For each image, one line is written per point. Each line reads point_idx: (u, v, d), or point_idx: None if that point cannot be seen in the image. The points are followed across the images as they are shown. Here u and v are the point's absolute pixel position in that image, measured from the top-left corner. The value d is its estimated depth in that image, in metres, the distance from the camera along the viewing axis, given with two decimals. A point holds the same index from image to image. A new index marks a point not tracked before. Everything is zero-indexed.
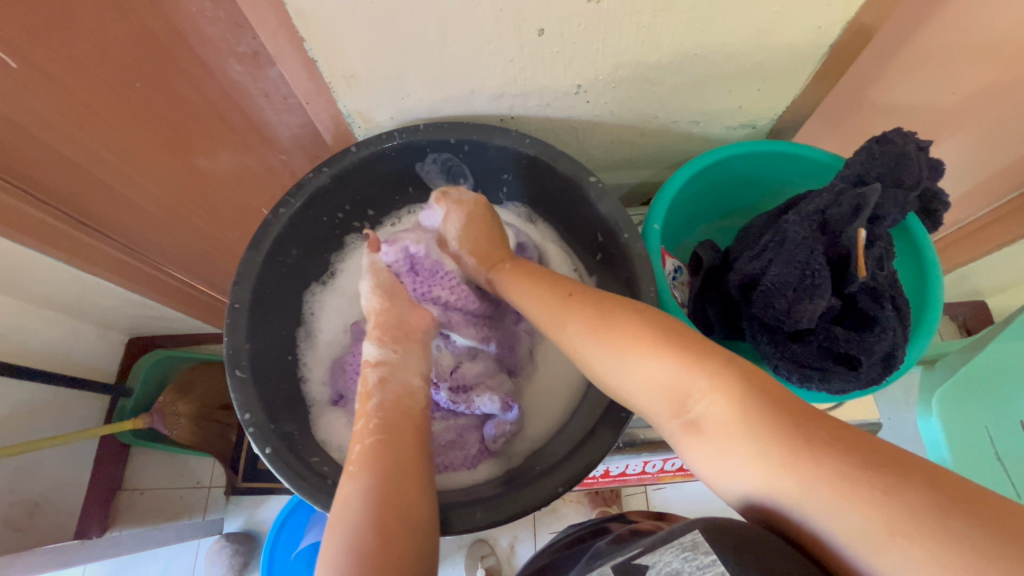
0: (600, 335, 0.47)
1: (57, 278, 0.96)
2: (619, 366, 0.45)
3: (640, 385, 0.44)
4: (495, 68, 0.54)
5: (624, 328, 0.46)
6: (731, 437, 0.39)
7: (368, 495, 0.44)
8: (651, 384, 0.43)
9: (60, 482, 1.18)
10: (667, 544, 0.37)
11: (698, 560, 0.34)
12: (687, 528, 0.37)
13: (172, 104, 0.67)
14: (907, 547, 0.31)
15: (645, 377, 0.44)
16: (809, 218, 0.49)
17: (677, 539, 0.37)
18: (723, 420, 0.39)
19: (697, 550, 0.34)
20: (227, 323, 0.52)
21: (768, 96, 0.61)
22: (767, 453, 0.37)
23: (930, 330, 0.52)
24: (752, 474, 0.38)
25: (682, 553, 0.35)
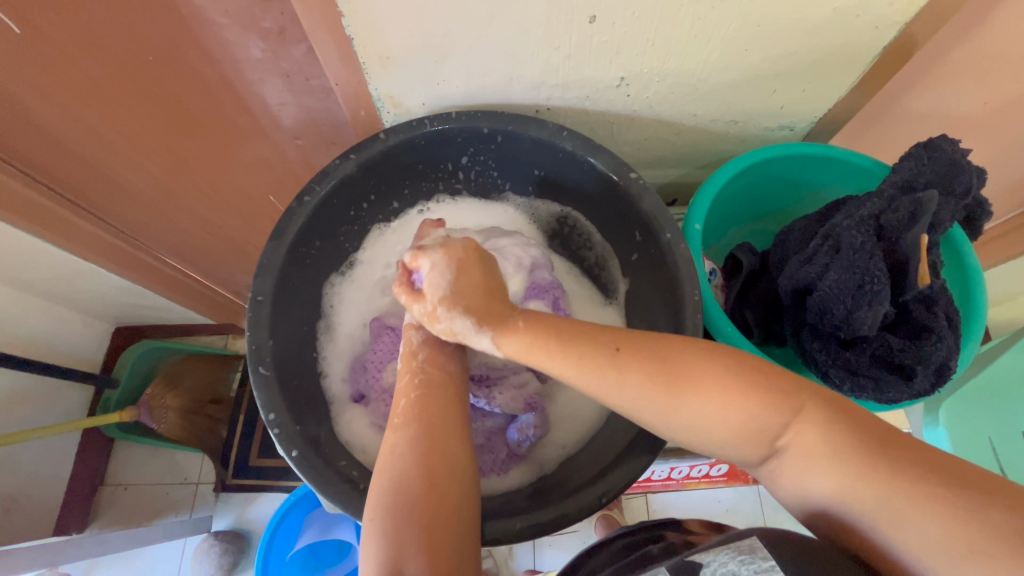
0: (667, 391, 0.41)
1: (45, 263, 0.91)
2: (695, 418, 0.41)
3: (721, 428, 0.41)
4: (538, 56, 0.51)
5: (690, 375, 0.41)
6: (814, 462, 0.38)
7: (414, 447, 0.43)
8: (729, 426, 0.40)
9: (39, 477, 1.12)
10: (722, 546, 0.38)
11: (756, 564, 0.35)
12: (744, 535, 0.38)
13: (184, 80, 0.63)
14: (984, 564, 0.32)
15: (719, 423, 0.40)
16: (864, 223, 0.47)
17: (733, 543, 0.38)
18: (808, 448, 0.39)
19: (754, 554, 0.36)
20: (250, 316, 0.49)
21: (811, 98, 0.60)
22: (844, 472, 0.37)
23: (975, 338, 0.52)
24: (829, 486, 0.38)
25: (739, 556, 0.36)
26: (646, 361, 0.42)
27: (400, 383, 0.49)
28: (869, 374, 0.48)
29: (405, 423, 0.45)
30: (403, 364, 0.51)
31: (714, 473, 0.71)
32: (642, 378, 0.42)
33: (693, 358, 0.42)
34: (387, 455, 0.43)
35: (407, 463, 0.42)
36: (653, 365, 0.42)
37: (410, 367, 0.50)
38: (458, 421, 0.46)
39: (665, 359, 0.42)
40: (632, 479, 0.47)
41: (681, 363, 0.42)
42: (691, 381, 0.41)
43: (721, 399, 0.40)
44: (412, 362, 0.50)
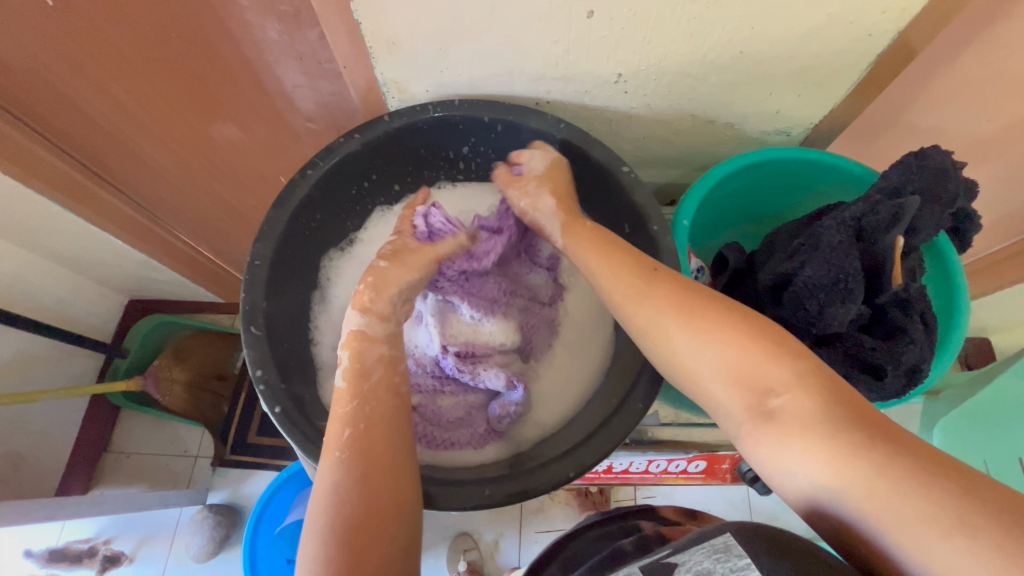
0: (684, 323, 0.46)
1: (65, 230, 0.94)
2: (695, 350, 0.45)
3: (718, 379, 0.43)
4: (539, 48, 0.53)
5: (706, 312, 0.45)
6: (804, 429, 0.39)
7: (348, 482, 0.43)
8: (723, 367, 0.43)
9: (46, 438, 1.16)
10: (697, 545, 0.38)
11: (732, 561, 0.35)
12: (718, 532, 0.38)
13: (205, 58, 0.66)
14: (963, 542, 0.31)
15: (719, 364, 0.43)
16: (845, 224, 0.48)
17: (708, 542, 0.38)
18: (798, 411, 0.39)
19: (730, 552, 0.36)
20: (247, 278, 0.51)
21: (807, 102, 0.61)
22: (837, 444, 0.37)
23: (952, 350, 0.53)
24: (818, 464, 0.37)
25: (713, 555, 0.36)
26: (669, 287, 0.49)
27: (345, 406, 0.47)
28: (840, 372, 0.49)
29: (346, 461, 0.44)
30: (352, 385, 0.49)
31: (693, 469, 0.72)
32: (666, 298, 0.48)
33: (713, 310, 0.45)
34: (325, 488, 0.43)
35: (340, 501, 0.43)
36: (678, 298, 0.47)
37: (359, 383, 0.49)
38: (396, 453, 0.46)
39: (688, 299, 0.47)
40: (603, 454, 0.49)
41: (702, 308, 0.46)
42: (710, 317, 0.45)
43: (730, 346, 0.43)
44: (362, 384, 0.49)
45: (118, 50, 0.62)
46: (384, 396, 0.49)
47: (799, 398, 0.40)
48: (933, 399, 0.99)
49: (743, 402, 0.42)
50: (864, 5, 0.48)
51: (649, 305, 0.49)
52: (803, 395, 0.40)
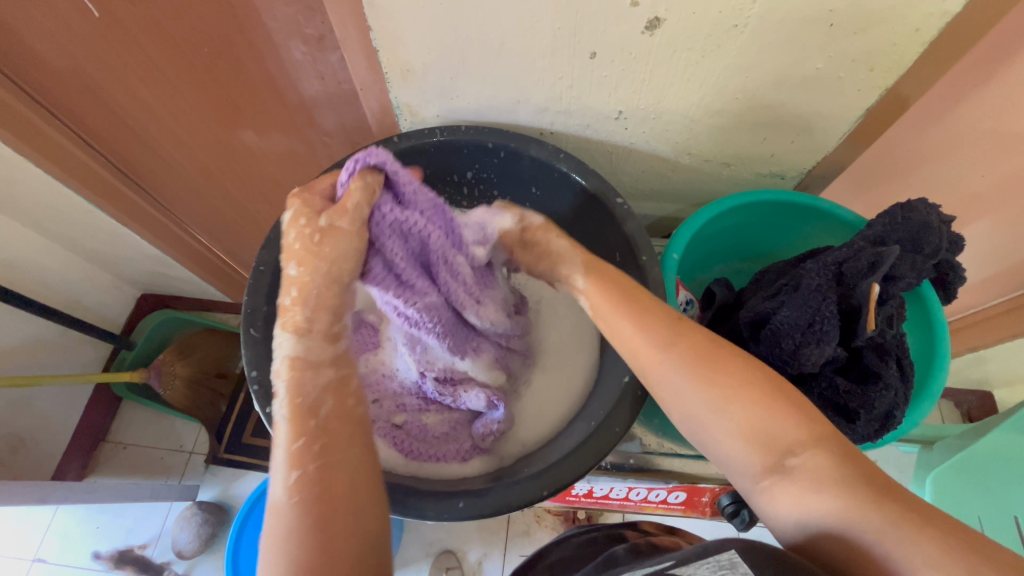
0: (706, 382, 0.43)
1: (87, 224, 0.99)
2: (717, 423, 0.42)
3: (738, 438, 0.41)
4: (543, 83, 0.56)
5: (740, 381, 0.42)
6: (820, 487, 0.37)
7: (304, 529, 0.38)
8: (746, 430, 0.40)
9: (48, 422, 1.19)
10: (700, 561, 0.35)
11: None
12: (724, 548, 0.35)
13: (233, 72, 0.70)
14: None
15: (743, 428, 0.41)
16: (826, 268, 0.50)
17: (712, 557, 0.35)
18: (818, 472, 0.38)
19: (733, 570, 0.33)
20: (251, 282, 0.54)
21: (800, 148, 0.63)
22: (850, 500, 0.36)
23: (931, 398, 0.53)
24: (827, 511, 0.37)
25: (718, 572, 0.33)
26: (692, 353, 0.44)
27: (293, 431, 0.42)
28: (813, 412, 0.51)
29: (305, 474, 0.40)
30: (296, 416, 0.43)
31: (672, 499, 0.73)
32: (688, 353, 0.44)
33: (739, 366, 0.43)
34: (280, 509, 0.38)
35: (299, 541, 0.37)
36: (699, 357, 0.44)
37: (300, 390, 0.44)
38: (362, 491, 0.41)
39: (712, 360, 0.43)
40: (583, 472, 0.50)
41: (722, 367, 0.43)
42: (737, 385, 0.42)
43: (752, 406, 0.41)
44: (307, 422, 0.42)
45: (153, 60, 0.66)
46: (338, 428, 0.43)
47: (805, 466, 0.39)
48: (927, 449, 0.98)
49: (761, 460, 0.40)
50: (852, 62, 0.51)
51: (675, 364, 0.44)
52: (810, 467, 0.38)
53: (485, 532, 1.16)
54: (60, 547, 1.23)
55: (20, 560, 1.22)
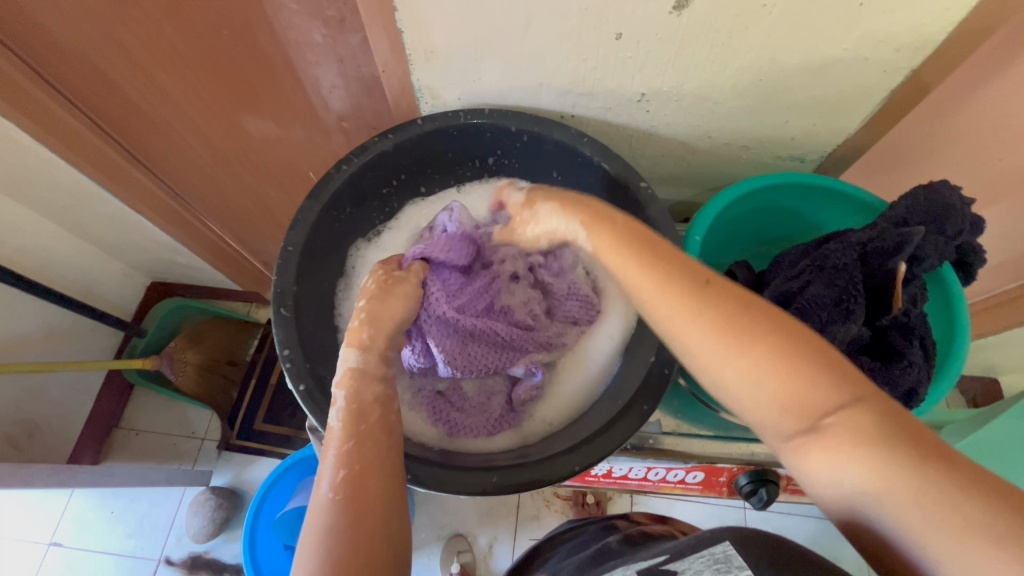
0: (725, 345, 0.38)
1: (100, 210, 0.99)
2: (745, 382, 0.38)
3: (768, 399, 0.37)
4: (567, 65, 0.56)
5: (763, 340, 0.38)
6: (854, 447, 0.34)
7: (349, 535, 0.38)
8: (774, 396, 0.37)
9: (62, 408, 1.20)
10: (695, 555, 0.38)
11: (730, 571, 0.34)
12: (719, 542, 0.38)
13: (251, 56, 0.70)
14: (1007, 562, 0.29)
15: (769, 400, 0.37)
16: (851, 249, 0.51)
17: (709, 552, 0.37)
18: (851, 432, 0.34)
19: (729, 563, 0.35)
20: (279, 263, 0.54)
21: (822, 131, 0.63)
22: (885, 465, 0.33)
23: (950, 377, 0.54)
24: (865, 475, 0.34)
25: (714, 565, 0.35)
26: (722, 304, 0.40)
27: (341, 440, 0.42)
28: None
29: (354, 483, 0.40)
30: (347, 424, 0.43)
31: (689, 480, 0.74)
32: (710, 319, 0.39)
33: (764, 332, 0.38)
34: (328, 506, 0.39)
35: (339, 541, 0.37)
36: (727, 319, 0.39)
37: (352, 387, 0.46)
38: (395, 495, 0.41)
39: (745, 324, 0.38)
40: (607, 450, 0.51)
41: (751, 330, 0.38)
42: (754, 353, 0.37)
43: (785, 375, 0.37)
44: (357, 426, 0.43)
45: (171, 43, 0.66)
46: (381, 431, 0.44)
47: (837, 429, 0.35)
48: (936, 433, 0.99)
49: (791, 422, 0.37)
50: (880, 42, 0.51)
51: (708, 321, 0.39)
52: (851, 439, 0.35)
53: (496, 516, 1.17)
54: (76, 530, 1.25)
55: (37, 543, 1.24)
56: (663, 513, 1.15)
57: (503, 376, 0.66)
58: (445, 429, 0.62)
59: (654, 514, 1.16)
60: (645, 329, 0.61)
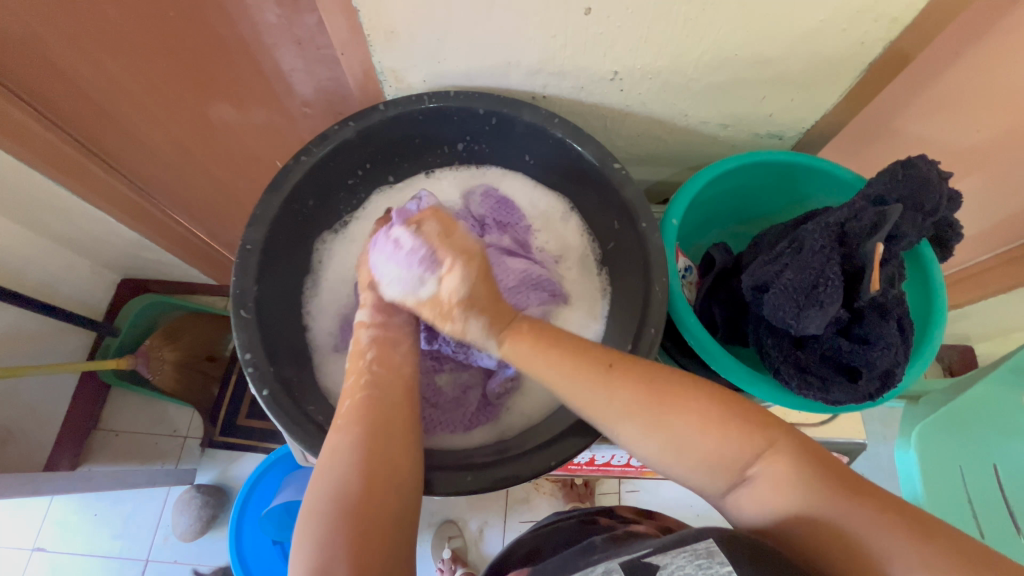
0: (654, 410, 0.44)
1: (58, 207, 0.94)
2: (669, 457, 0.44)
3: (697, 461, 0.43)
4: (535, 43, 0.53)
5: (677, 405, 0.44)
6: (781, 491, 0.41)
7: (355, 459, 0.46)
8: (703, 455, 0.43)
9: (35, 413, 1.17)
10: (678, 549, 0.38)
11: (713, 568, 0.35)
12: (701, 536, 0.38)
13: (204, 40, 0.67)
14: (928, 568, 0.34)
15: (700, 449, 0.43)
16: (829, 228, 0.50)
17: (691, 546, 0.38)
18: (777, 479, 0.41)
19: (711, 559, 0.36)
20: (237, 263, 0.51)
21: (800, 107, 0.62)
22: (799, 494, 0.41)
23: (927, 355, 0.54)
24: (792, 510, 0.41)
25: (696, 560, 0.36)
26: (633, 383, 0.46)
27: (347, 383, 0.51)
28: (817, 373, 0.50)
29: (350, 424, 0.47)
30: (351, 363, 0.53)
31: None
32: (632, 399, 0.45)
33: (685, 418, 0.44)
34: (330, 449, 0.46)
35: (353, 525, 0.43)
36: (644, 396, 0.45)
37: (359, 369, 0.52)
38: (399, 420, 0.50)
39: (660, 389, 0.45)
40: (584, 443, 0.50)
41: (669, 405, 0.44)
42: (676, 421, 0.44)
43: (705, 433, 0.43)
44: (359, 363, 0.53)
45: (115, 27, 0.62)
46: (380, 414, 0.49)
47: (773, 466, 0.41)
48: (913, 403, 1.01)
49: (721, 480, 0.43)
50: (859, 11, 0.48)
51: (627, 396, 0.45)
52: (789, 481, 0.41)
53: (486, 502, 1.18)
54: (59, 535, 1.23)
55: (20, 550, 1.22)
56: (650, 491, 1.17)
57: (476, 369, 0.66)
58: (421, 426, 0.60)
59: (641, 492, 1.17)
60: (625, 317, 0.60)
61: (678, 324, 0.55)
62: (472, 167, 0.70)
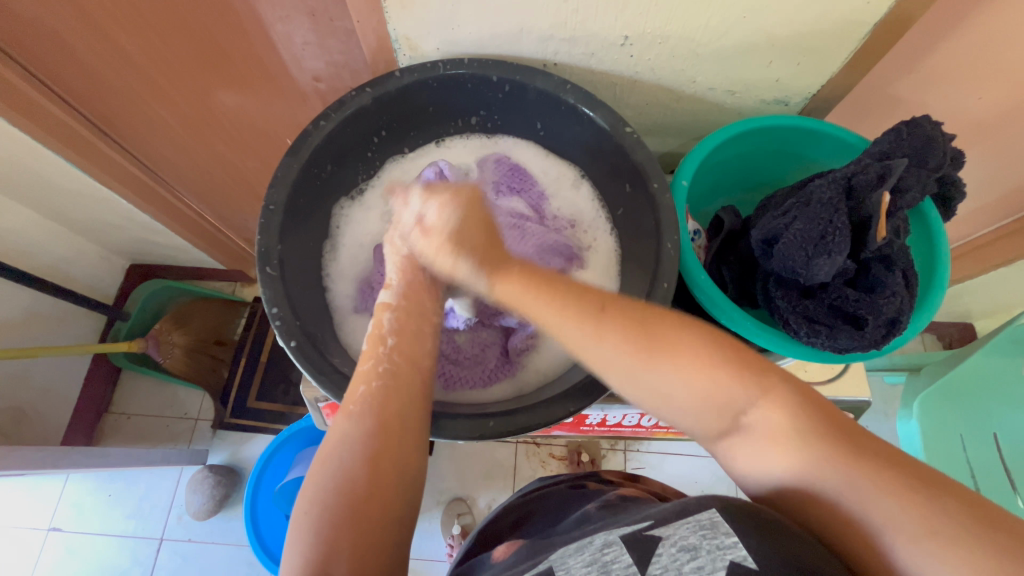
0: (644, 353, 0.44)
1: (68, 189, 0.95)
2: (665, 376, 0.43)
3: (692, 403, 0.43)
4: (548, 8, 0.54)
5: (670, 344, 0.44)
6: (776, 443, 0.41)
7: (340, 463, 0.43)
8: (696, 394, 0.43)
9: (48, 394, 1.18)
10: (682, 520, 0.40)
11: (718, 539, 0.37)
12: (703, 507, 0.40)
13: (217, 15, 0.67)
14: None
15: (689, 391, 0.43)
16: (837, 182, 0.51)
17: (694, 517, 0.40)
18: (772, 427, 0.41)
19: (716, 529, 0.38)
20: (262, 221, 0.53)
21: (806, 73, 0.63)
22: (808, 448, 0.40)
23: (933, 307, 0.55)
24: (789, 469, 0.40)
25: (700, 531, 0.38)
26: (623, 323, 0.45)
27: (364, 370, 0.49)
28: (824, 321, 0.51)
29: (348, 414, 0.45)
30: (370, 347, 0.51)
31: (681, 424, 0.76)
32: (618, 338, 0.45)
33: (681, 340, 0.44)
34: None
35: (350, 476, 0.44)
36: (631, 335, 0.44)
37: (375, 355, 0.51)
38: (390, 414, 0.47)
39: (645, 324, 0.45)
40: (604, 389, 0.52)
41: (662, 335, 0.44)
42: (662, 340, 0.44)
43: (698, 370, 0.43)
44: (379, 349, 0.51)
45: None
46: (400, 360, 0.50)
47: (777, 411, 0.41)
48: (914, 374, 1.03)
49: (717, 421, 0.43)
50: None
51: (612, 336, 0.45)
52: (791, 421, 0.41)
53: (494, 479, 1.20)
54: (75, 515, 1.25)
55: (36, 530, 1.24)
56: (656, 467, 1.20)
57: (495, 329, 0.68)
58: (441, 382, 0.62)
59: (647, 468, 1.20)
60: (638, 273, 0.61)
61: (688, 280, 0.57)
62: (484, 136, 0.72)
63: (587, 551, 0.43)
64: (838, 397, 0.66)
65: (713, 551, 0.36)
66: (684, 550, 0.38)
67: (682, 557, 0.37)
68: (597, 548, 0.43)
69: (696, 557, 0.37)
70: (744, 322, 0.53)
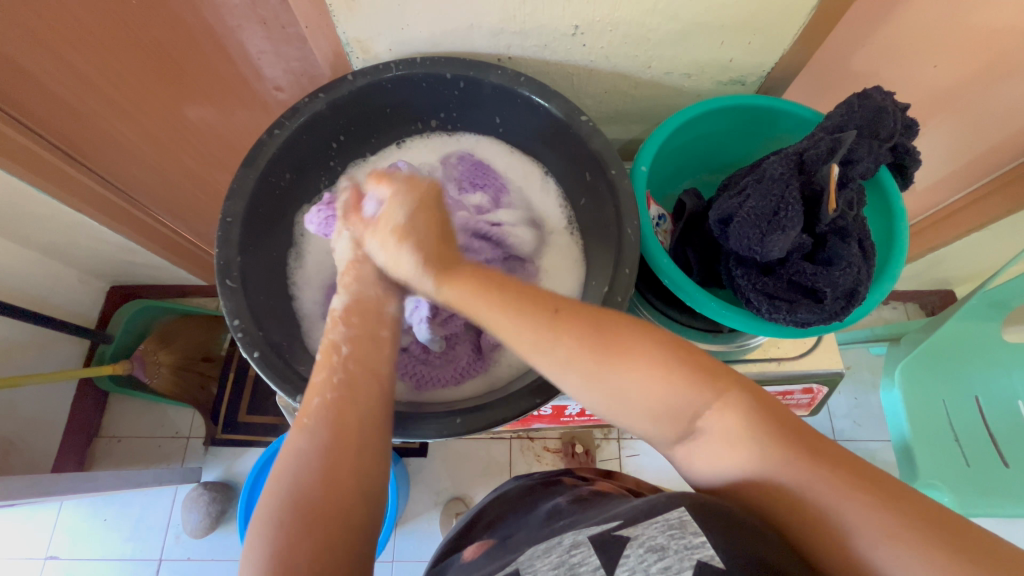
0: (598, 357, 0.42)
1: (38, 216, 0.94)
2: (621, 388, 0.42)
3: (645, 414, 0.42)
4: (494, 3, 0.54)
5: (626, 347, 0.42)
6: (728, 445, 0.41)
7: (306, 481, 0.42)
8: (654, 402, 0.42)
9: (36, 422, 1.18)
10: (649, 520, 0.38)
11: (687, 539, 0.35)
12: (672, 504, 0.38)
13: (169, 29, 0.67)
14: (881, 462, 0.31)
15: (646, 395, 0.42)
16: (789, 158, 0.52)
17: (663, 516, 0.38)
18: (728, 431, 0.40)
19: (684, 529, 0.36)
20: (219, 233, 0.53)
21: (759, 51, 0.63)
22: (761, 447, 0.40)
23: (893, 275, 0.55)
24: (744, 465, 0.40)
25: (668, 531, 0.36)
26: (578, 325, 0.43)
27: (318, 379, 0.47)
28: (784, 296, 0.52)
29: (318, 431, 0.44)
30: (324, 357, 0.49)
31: None
32: (576, 338, 0.43)
33: (635, 340, 0.43)
34: (286, 462, 0.43)
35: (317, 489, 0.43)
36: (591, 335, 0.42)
37: (330, 364, 0.48)
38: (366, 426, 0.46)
39: (600, 328, 0.43)
40: None
41: (627, 340, 0.43)
42: (614, 350, 0.42)
43: (658, 379, 0.41)
44: (332, 359, 0.48)
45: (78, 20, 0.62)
46: (359, 370, 0.48)
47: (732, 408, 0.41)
48: (894, 343, 1.04)
49: (670, 431, 0.43)
50: None
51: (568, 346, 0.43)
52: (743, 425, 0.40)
53: (491, 476, 1.20)
54: (71, 541, 1.24)
55: (32, 560, 1.22)
56: (649, 452, 1.21)
57: (467, 326, 0.69)
58: (412, 383, 0.63)
59: (641, 454, 1.21)
60: (602, 261, 0.61)
61: (652, 265, 0.56)
62: (448, 134, 0.72)
63: (554, 553, 0.41)
64: (812, 371, 0.66)
65: (682, 551, 0.34)
66: (652, 551, 0.35)
67: (650, 558, 0.35)
68: (564, 548, 0.41)
69: (664, 558, 0.35)
70: (707, 302, 0.53)
